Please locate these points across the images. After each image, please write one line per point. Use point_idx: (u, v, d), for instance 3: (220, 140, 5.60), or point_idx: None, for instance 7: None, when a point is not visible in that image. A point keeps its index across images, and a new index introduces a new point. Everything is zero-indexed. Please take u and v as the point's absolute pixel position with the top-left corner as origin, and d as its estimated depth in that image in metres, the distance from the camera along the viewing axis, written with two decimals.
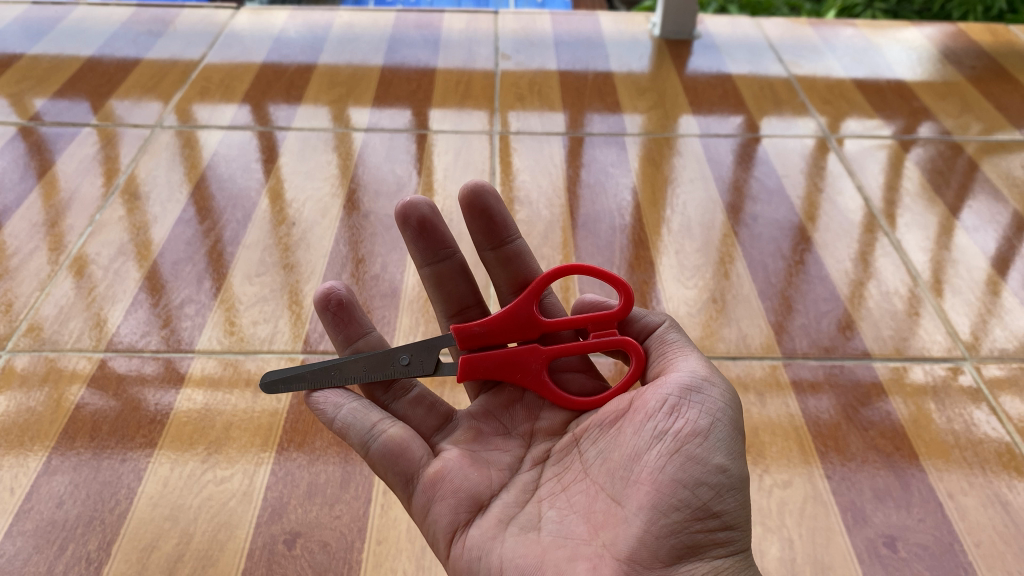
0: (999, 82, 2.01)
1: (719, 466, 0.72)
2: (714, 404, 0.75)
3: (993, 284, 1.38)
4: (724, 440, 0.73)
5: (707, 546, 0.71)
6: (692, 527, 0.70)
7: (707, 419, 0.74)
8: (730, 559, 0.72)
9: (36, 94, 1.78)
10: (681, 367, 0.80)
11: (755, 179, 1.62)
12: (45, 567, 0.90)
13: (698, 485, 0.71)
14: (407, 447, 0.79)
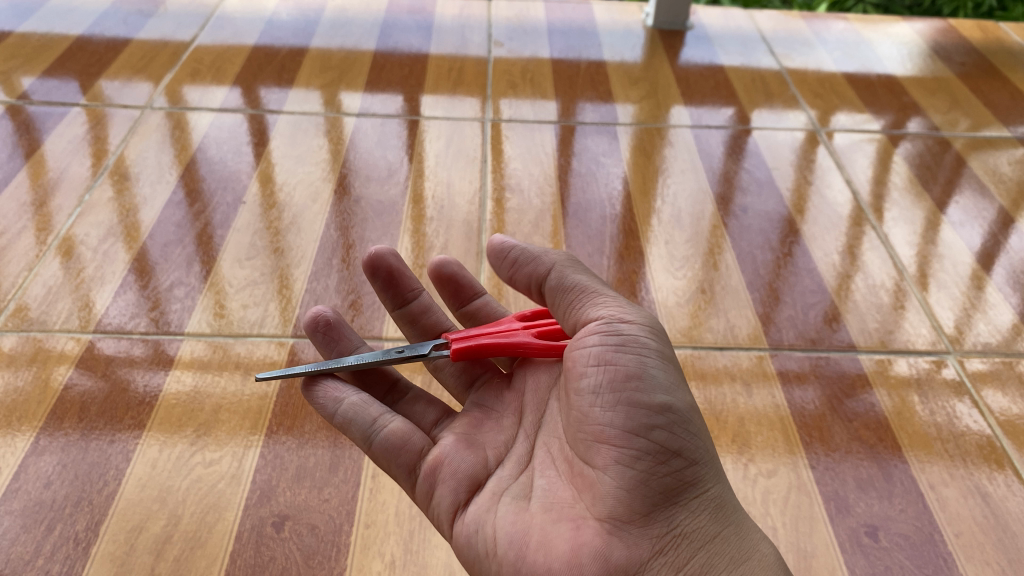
0: (988, 79, 2.02)
1: (669, 409, 0.73)
2: (652, 347, 0.76)
3: (977, 279, 1.39)
4: (669, 381, 0.74)
5: (679, 485, 0.73)
6: (657, 476, 0.72)
7: (645, 364, 0.74)
8: (706, 492, 0.74)
9: (24, 73, 1.77)
10: (592, 317, 0.79)
11: (745, 171, 1.62)
12: (32, 547, 0.90)
13: (650, 430, 0.72)
14: (408, 439, 0.80)
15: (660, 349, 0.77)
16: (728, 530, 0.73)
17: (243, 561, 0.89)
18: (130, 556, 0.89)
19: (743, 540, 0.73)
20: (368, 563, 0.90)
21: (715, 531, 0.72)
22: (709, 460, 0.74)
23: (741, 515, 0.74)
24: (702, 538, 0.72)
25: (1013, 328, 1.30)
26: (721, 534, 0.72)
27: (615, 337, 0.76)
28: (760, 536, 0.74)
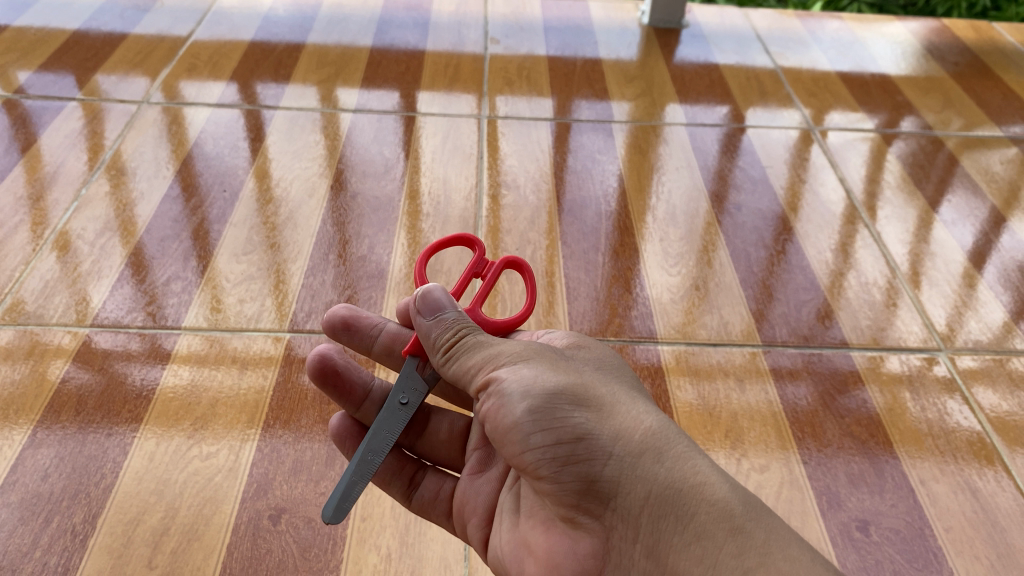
0: (981, 79, 2.03)
1: (564, 414, 0.74)
2: (517, 364, 0.77)
3: (969, 278, 1.40)
4: (553, 387, 0.75)
5: (595, 464, 0.73)
6: (579, 475, 0.73)
7: (519, 391, 0.74)
8: (627, 451, 0.73)
9: (21, 67, 1.77)
10: (463, 369, 0.78)
11: (739, 169, 1.63)
12: (30, 539, 0.90)
13: (536, 446, 0.73)
14: (438, 497, 0.89)
15: (528, 363, 0.77)
16: (664, 485, 0.72)
17: (240, 554, 0.90)
18: (128, 548, 0.90)
19: (685, 492, 0.72)
20: (364, 556, 0.90)
21: (650, 494, 0.72)
22: (626, 428, 0.74)
23: (677, 461, 0.73)
24: (643, 505, 0.72)
25: (1004, 327, 1.31)
26: (660, 493, 0.72)
27: (487, 379, 0.76)
28: (702, 472, 0.73)
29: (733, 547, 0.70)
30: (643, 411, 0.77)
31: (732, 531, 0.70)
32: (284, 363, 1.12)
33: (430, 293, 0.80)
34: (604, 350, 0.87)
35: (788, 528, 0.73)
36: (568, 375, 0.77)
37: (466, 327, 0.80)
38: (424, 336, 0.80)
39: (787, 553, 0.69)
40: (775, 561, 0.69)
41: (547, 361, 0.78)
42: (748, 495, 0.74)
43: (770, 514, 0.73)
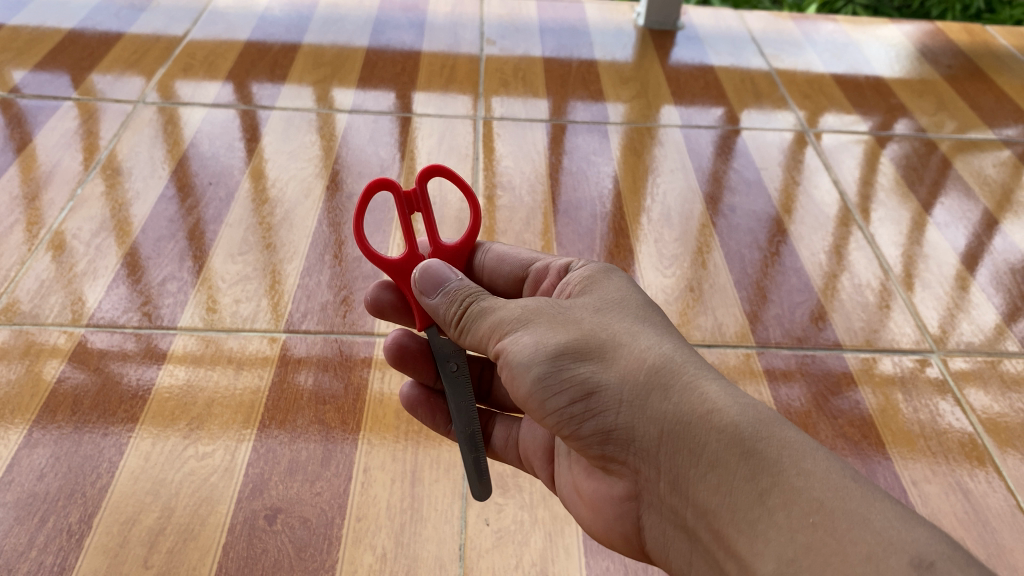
0: (974, 81, 2.04)
1: (567, 372, 0.75)
2: (524, 327, 0.78)
3: (962, 280, 1.41)
4: (554, 345, 0.76)
5: (609, 413, 0.75)
6: (597, 428, 0.76)
7: (522, 357, 0.76)
8: (635, 394, 0.74)
9: (16, 66, 1.76)
10: (478, 338, 0.81)
11: (734, 171, 1.64)
12: (25, 539, 0.90)
13: (552, 408, 0.76)
14: (506, 449, 0.96)
15: (535, 322, 0.78)
16: (674, 420, 0.71)
17: (235, 554, 0.90)
18: (123, 548, 0.90)
19: (694, 422, 0.70)
20: (359, 556, 0.91)
21: (663, 432, 0.72)
22: (632, 371, 0.74)
23: (684, 395, 0.72)
24: (658, 443, 0.73)
25: (996, 329, 1.32)
26: (670, 429, 0.72)
27: (497, 347, 0.79)
28: (710, 398, 0.71)
29: (745, 471, 0.67)
30: (653, 349, 0.76)
31: (745, 455, 0.67)
32: (280, 364, 1.13)
33: (428, 272, 0.83)
34: (630, 287, 0.85)
35: (815, 441, 0.68)
36: (572, 327, 0.77)
37: (470, 295, 0.81)
38: (436, 313, 0.84)
39: (803, 469, 0.65)
40: (788, 480, 0.65)
41: (551, 317, 0.79)
42: (766, 411, 0.70)
43: (793, 427, 0.69)
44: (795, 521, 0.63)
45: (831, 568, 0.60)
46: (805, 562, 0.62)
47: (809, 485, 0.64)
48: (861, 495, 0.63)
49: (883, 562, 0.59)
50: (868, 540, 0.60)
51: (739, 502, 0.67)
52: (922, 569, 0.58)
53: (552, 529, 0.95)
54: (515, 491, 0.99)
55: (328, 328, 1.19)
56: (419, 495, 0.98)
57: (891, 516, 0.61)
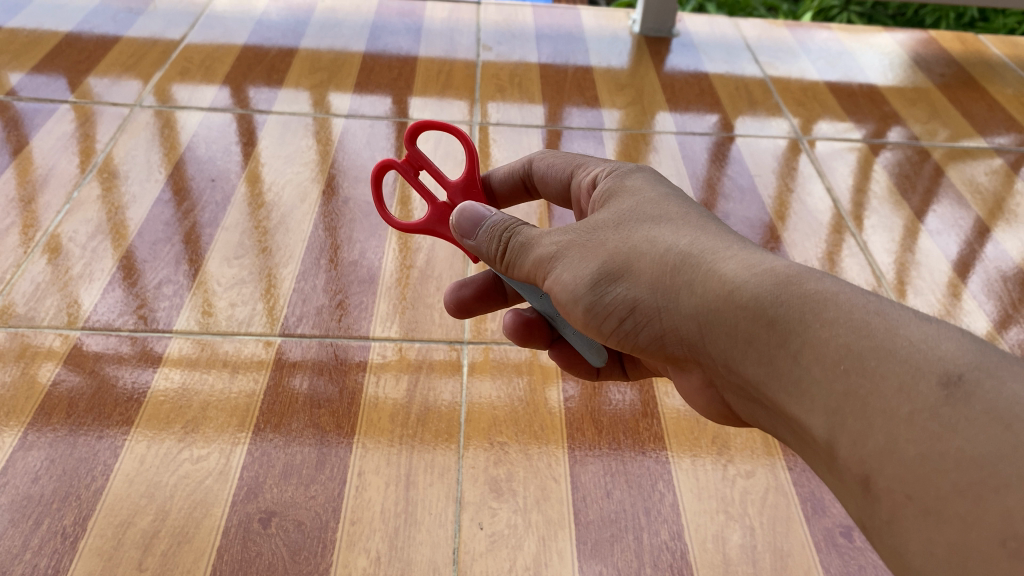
0: (967, 90, 2.06)
1: (607, 295, 0.73)
2: (561, 258, 0.75)
3: (953, 287, 1.42)
4: (587, 274, 0.73)
5: (654, 317, 0.72)
6: (653, 335, 0.74)
7: (564, 292, 0.75)
8: (666, 292, 0.70)
9: (13, 69, 1.77)
10: (522, 268, 0.79)
11: (728, 177, 1.65)
12: (20, 541, 0.90)
13: (609, 330, 0.75)
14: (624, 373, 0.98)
15: (572, 251, 0.74)
16: (704, 308, 0.67)
17: (230, 557, 0.90)
18: (118, 551, 0.90)
19: (719, 305, 0.66)
20: (354, 559, 0.91)
21: (702, 322, 0.68)
22: (659, 274, 0.71)
23: (706, 281, 0.67)
24: (700, 333, 0.69)
25: (987, 336, 1.33)
26: (703, 319, 0.68)
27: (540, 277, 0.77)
28: (730, 275, 0.66)
29: (776, 340, 0.62)
30: (671, 242, 0.71)
31: (772, 325, 0.62)
32: (275, 367, 1.13)
33: (463, 217, 0.80)
34: (651, 183, 0.80)
35: (844, 282, 0.62)
36: (599, 246, 0.74)
37: (507, 229, 0.78)
38: (481, 253, 0.81)
39: (825, 321, 0.59)
40: (817, 336, 0.59)
41: (582, 242, 0.74)
42: (785, 271, 0.64)
43: (818, 275, 0.62)
44: (830, 375, 0.57)
45: (871, 411, 0.54)
46: (846, 416, 0.56)
47: (834, 334, 0.58)
48: (888, 325, 0.57)
49: (914, 389, 0.53)
50: (896, 370, 0.54)
51: (780, 371, 0.61)
52: (951, 388, 0.52)
53: (546, 533, 0.96)
54: (508, 496, 1.00)
55: (323, 332, 1.19)
56: (413, 499, 0.98)
57: (921, 338, 0.55)
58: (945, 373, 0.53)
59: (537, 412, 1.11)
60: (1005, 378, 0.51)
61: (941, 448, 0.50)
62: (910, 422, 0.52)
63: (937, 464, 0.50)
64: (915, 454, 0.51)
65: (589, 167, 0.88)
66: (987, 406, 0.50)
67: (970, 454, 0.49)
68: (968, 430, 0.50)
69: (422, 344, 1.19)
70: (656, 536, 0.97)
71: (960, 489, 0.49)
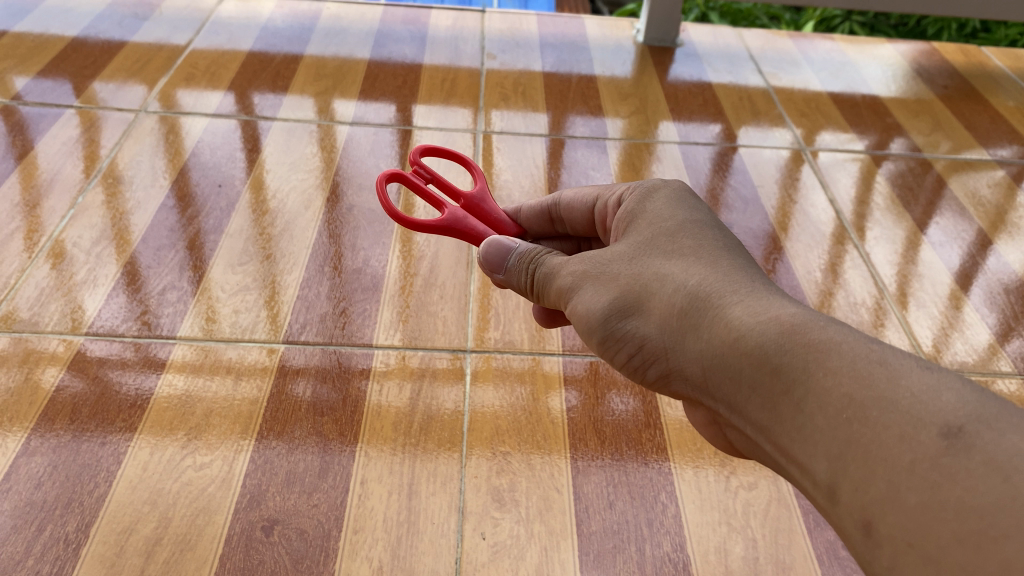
0: (969, 101, 2.06)
1: (617, 330, 0.72)
2: (579, 289, 0.74)
3: (955, 299, 1.42)
4: (599, 308, 0.72)
5: (663, 355, 0.70)
6: (664, 373, 0.72)
7: (580, 321, 0.75)
8: (673, 333, 0.68)
9: (18, 73, 1.77)
10: (547, 295, 0.79)
11: (731, 187, 1.65)
12: (23, 547, 0.90)
13: (624, 363, 0.74)
14: None
15: (587, 283, 0.74)
16: (708, 353, 0.64)
17: (232, 565, 0.90)
18: (120, 558, 0.90)
19: (724, 351, 0.62)
20: (356, 568, 0.91)
21: (706, 367, 0.65)
22: (667, 315, 0.68)
23: (712, 326, 0.64)
24: (706, 377, 0.66)
25: (989, 348, 1.33)
26: (709, 364, 0.64)
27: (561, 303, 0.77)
28: (734, 323, 0.62)
29: (779, 388, 0.58)
30: (680, 282, 0.68)
31: (774, 374, 0.58)
32: (278, 374, 1.13)
33: (489, 252, 0.81)
34: (667, 214, 0.76)
35: (850, 326, 0.58)
36: (612, 282, 0.72)
37: (532, 259, 0.79)
38: (512, 285, 0.82)
39: (828, 368, 0.55)
40: (820, 385, 0.55)
41: (595, 275, 0.74)
42: (791, 317, 0.59)
43: (825, 320, 0.58)
44: (831, 422, 0.53)
45: (873, 459, 0.50)
46: (848, 462, 0.52)
47: (837, 382, 0.54)
48: (892, 373, 0.52)
49: (915, 439, 0.49)
50: (897, 420, 0.50)
51: (783, 417, 0.58)
52: (952, 438, 0.48)
53: (548, 544, 0.96)
54: (511, 506, 1.00)
55: (326, 339, 1.20)
56: (415, 508, 0.98)
57: (925, 386, 0.51)
58: (945, 423, 0.48)
59: (539, 421, 1.11)
60: (1008, 429, 0.47)
61: (940, 498, 0.47)
62: (910, 471, 0.48)
63: (937, 513, 0.46)
64: (916, 502, 0.48)
65: (611, 189, 0.84)
66: (987, 457, 0.46)
67: (969, 504, 0.45)
68: (967, 480, 0.46)
69: (425, 352, 1.19)
70: (658, 547, 0.97)
71: (959, 538, 0.45)
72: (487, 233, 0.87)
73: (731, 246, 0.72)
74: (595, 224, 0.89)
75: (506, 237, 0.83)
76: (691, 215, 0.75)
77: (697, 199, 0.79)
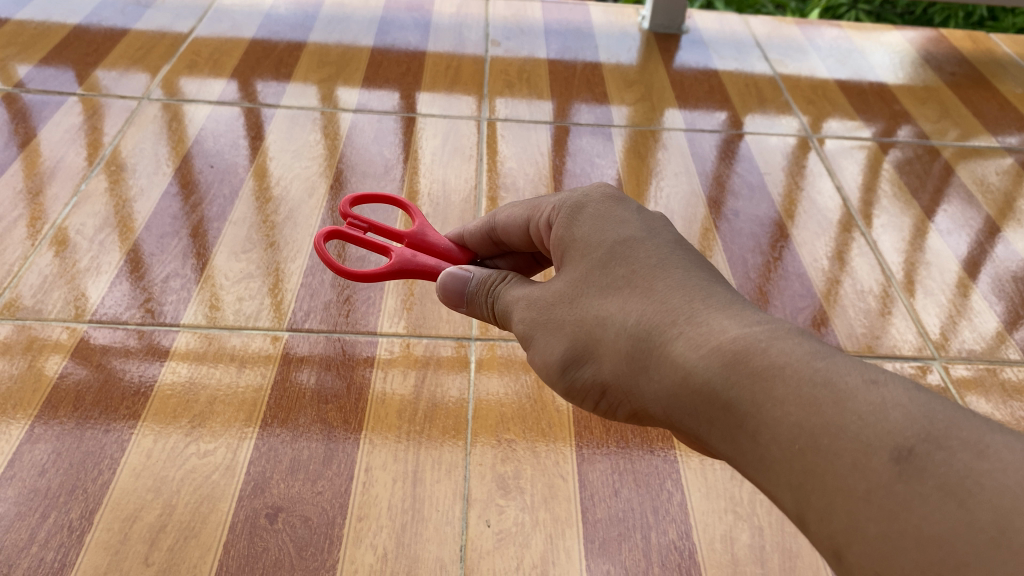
0: (977, 89, 2.05)
1: (578, 377, 0.70)
2: (533, 336, 0.73)
3: (963, 286, 1.41)
4: (554, 357, 0.70)
5: (623, 393, 0.67)
6: (628, 409, 0.69)
7: (543, 368, 0.72)
8: (626, 368, 0.65)
9: (20, 61, 1.76)
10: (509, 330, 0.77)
11: (737, 175, 1.64)
12: (27, 534, 0.90)
13: (592, 403, 0.71)
14: None
15: (538, 331, 0.72)
16: (660, 388, 0.61)
17: (237, 552, 0.90)
18: (124, 545, 0.89)
19: (673, 386, 0.59)
20: (361, 556, 0.91)
21: (660, 403, 0.62)
22: (618, 359, 0.65)
23: (659, 361, 0.61)
24: (664, 414, 0.63)
25: (997, 336, 1.32)
26: (663, 404, 0.61)
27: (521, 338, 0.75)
28: (678, 356, 0.59)
29: (732, 425, 0.54)
30: (622, 318, 0.65)
31: (725, 412, 0.55)
32: (283, 362, 1.13)
33: (448, 283, 0.79)
34: (597, 238, 0.70)
35: (793, 341, 0.54)
36: (561, 328, 0.70)
37: (489, 290, 0.78)
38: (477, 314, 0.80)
39: (774, 399, 0.51)
40: (768, 419, 0.52)
41: (545, 320, 0.71)
42: (731, 343, 0.55)
43: (767, 339, 0.54)
44: (785, 455, 0.50)
45: (830, 492, 0.48)
46: (808, 495, 0.49)
47: (786, 413, 0.51)
48: (838, 397, 0.49)
49: (866, 466, 0.46)
50: (846, 450, 0.47)
51: (742, 456, 0.54)
52: (904, 462, 0.45)
53: (553, 531, 0.95)
54: (516, 494, 0.99)
55: (330, 327, 1.19)
56: (420, 496, 0.98)
57: (872, 407, 0.48)
58: (895, 446, 0.46)
59: (544, 408, 1.10)
60: (960, 446, 0.45)
61: (899, 528, 0.44)
62: (866, 501, 0.46)
63: (897, 544, 0.44)
64: (878, 534, 0.45)
65: (541, 208, 0.78)
66: (939, 481, 0.44)
67: (928, 532, 0.43)
68: (922, 506, 0.44)
69: (429, 339, 1.19)
70: (664, 535, 0.96)
71: (922, 568, 0.43)
72: (441, 267, 0.86)
73: (668, 256, 0.68)
74: (534, 242, 0.82)
75: (463, 266, 0.81)
76: (620, 232, 0.70)
77: (627, 204, 0.73)
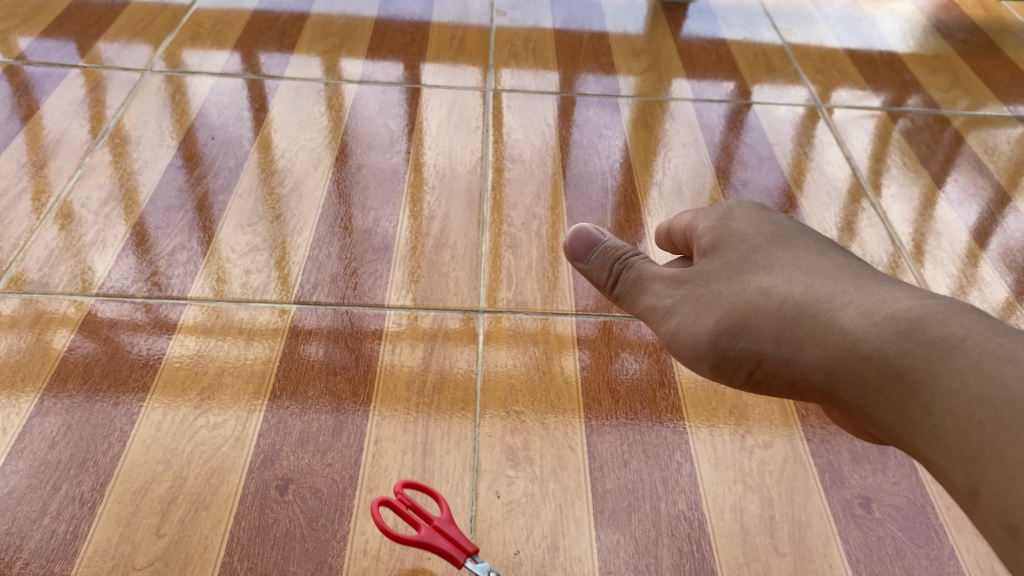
0: (989, 57, 2.02)
1: (731, 350, 0.73)
2: (672, 316, 0.77)
3: (973, 256, 1.40)
4: (704, 332, 0.74)
5: (782, 371, 0.70)
6: (786, 383, 0.71)
7: (686, 341, 0.75)
8: (783, 343, 0.69)
9: (21, 34, 1.75)
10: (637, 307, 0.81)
11: (745, 145, 1.63)
12: (39, 505, 0.90)
13: (747, 378, 0.74)
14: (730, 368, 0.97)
15: (681, 313, 0.76)
16: (829, 356, 0.64)
17: (248, 523, 0.90)
18: (136, 516, 0.89)
19: (838, 352, 0.62)
20: (371, 526, 0.91)
21: (828, 370, 0.64)
22: (777, 325, 0.69)
23: (825, 330, 0.64)
24: (830, 383, 0.65)
25: (1007, 306, 1.31)
26: (828, 370, 0.64)
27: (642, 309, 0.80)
28: (851, 326, 0.62)
29: (900, 390, 0.57)
30: (788, 291, 0.69)
31: (894, 376, 0.58)
32: (290, 335, 1.13)
33: (579, 235, 0.84)
34: (753, 231, 0.77)
35: (969, 315, 0.57)
36: (714, 302, 0.74)
37: (620, 259, 0.81)
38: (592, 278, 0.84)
39: (952, 365, 0.54)
40: (942, 386, 0.54)
41: (693, 296, 0.76)
42: (910, 313, 0.59)
43: (943, 311, 0.57)
44: (959, 419, 0.52)
45: (997, 455, 0.49)
46: (979, 457, 0.50)
47: (962, 381, 0.53)
48: (1011, 366, 0.51)
49: None
50: (1015, 413, 0.49)
51: (908, 420, 0.57)
52: None
53: (563, 502, 0.96)
54: (526, 465, 0.99)
55: (338, 300, 1.19)
56: (430, 467, 0.98)
57: None
58: None
59: (553, 380, 1.10)
60: None
61: None
62: None
63: None
64: None
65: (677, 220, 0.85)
66: None
67: None
68: None
69: (437, 312, 1.19)
70: (673, 506, 0.96)
71: None
72: None
73: (825, 250, 0.73)
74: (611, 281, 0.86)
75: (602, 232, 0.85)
76: (776, 228, 0.77)
77: (771, 216, 0.79)
